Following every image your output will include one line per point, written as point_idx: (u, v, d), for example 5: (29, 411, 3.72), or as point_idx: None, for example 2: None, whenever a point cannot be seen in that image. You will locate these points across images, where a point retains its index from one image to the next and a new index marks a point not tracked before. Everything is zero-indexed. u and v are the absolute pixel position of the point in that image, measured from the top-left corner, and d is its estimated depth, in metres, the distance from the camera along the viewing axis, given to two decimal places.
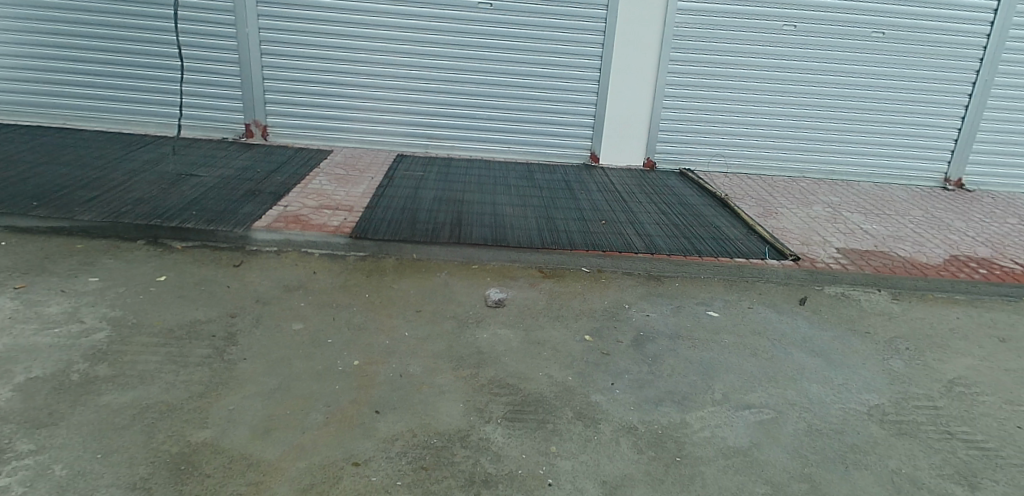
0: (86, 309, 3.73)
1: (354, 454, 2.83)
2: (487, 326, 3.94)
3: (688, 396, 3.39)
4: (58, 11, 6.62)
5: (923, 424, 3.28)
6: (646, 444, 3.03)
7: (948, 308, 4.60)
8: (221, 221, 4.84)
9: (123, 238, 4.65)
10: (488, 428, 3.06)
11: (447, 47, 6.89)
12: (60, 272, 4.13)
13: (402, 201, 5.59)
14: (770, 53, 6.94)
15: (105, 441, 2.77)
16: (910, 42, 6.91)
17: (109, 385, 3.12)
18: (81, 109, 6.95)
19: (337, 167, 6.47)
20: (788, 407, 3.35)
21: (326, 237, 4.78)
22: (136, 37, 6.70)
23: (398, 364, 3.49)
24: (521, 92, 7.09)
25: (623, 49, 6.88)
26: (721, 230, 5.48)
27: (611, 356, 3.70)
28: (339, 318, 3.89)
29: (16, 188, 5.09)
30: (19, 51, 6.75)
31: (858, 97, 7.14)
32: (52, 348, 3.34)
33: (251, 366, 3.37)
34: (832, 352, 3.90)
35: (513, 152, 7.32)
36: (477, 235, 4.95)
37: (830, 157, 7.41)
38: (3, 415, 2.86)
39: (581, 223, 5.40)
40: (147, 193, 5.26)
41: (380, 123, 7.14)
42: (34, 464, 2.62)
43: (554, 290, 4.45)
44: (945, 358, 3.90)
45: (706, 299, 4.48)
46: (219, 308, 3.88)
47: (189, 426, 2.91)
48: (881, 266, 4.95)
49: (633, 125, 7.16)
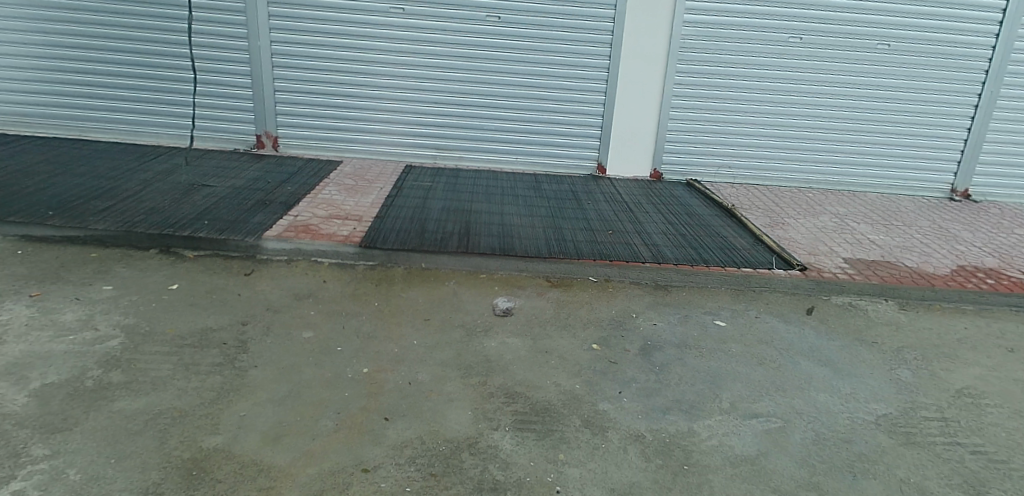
0: (99, 316, 3.79)
1: (363, 461, 2.86)
2: (495, 335, 3.96)
3: (696, 405, 3.40)
4: (73, 24, 6.74)
5: (934, 435, 3.27)
6: (654, 452, 3.04)
7: (956, 319, 4.59)
8: (232, 230, 4.90)
9: (135, 247, 4.71)
10: (497, 435, 3.09)
11: (456, 60, 6.97)
12: (75, 280, 4.19)
13: (411, 211, 5.64)
14: (775, 65, 6.99)
15: (118, 446, 2.81)
16: (915, 54, 6.94)
17: (123, 391, 3.17)
18: (97, 121, 7.06)
19: (347, 178, 6.53)
20: (796, 415, 3.37)
21: (335, 247, 4.82)
22: (149, 50, 6.81)
23: (407, 371, 3.52)
24: (529, 105, 7.16)
25: (630, 61, 6.95)
26: (728, 239, 5.51)
27: (618, 365, 3.72)
28: (349, 326, 3.93)
29: (32, 197, 5.18)
30: (33, 64, 6.87)
31: (863, 109, 7.17)
32: (67, 355, 3.39)
33: (262, 373, 3.40)
34: (840, 361, 3.90)
35: (521, 162, 7.36)
36: (484, 244, 4.99)
37: (837, 168, 7.43)
38: (20, 419, 2.91)
39: (588, 233, 5.44)
40: (160, 203, 5.33)
41: (389, 134, 7.22)
42: (49, 468, 2.66)
43: (561, 299, 4.48)
44: (953, 369, 3.90)
45: (714, 308, 4.49)
46: (230, 316, 3.92)
47: (201, 432, 2.95)
48: (888, 277, 4.96)
49: (639, 137, 7.21)
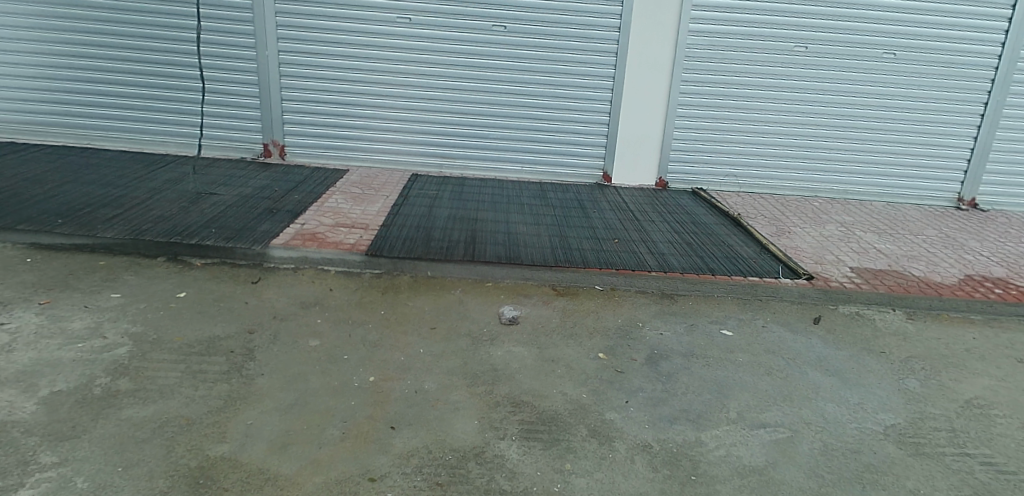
0: (107, 324, 3.80)
1: (370, 470, 2.86)
2: (501, 343, 3.96)
3: (703, 415, 3.39)
4: (84, 35, 6.80)
5: (943, 446, 3.25)
6: (661, 462, 3.03)
7: (964, 329, 4.57)
8: (240, 238, 4.92)
9: (143, 255, 4.74)
10: (503, 444, 3.08)
11: (462, 69, 7.01)
12: (84, 288, 4.20)
13: (417, 219, 5.65)
14: (781, 74, 7.00)
15: (126, 454, 2.81)
16: (921, 63, 6.95)
17: (130, 399, 3.17)
18: (105, 130, 7.11)
19: (353, 186, 6.56)
20: (804, 426, 3.35)
21: (342, 255, 4.84)
22: (158, 60, 6.86)
23: (414, 380, 3.52)
24: (535, 114, 7.18)
25: (635, 70, 6.97)
26: (733, 248, 5.50)
27: (624, 375, 3.71)
28: (355, 335, 3.93)
29: (41, 205, 5.21)
30: (43, 72, 6.93)
31: (868, 118, 7.17)
32: (76, 363, 3.40)
33: (269, 381, 3.41)
34: (847, 371, 3.88)
35: (526, 171, 7.38)
36: (490, 253, 5.00)
37: (842, 176, 7.42)
38: (28, 427, 2.92)
39: (593, 241, 5.45)
40: (168, 211, 5.36)
41: (395, 143, 7.25)
42: (57, 476, 2.67)
43: (567, 307, 4.47)
44: (961, 379, 3.87)
45: (721, 317, 4.48)
46: (237, 325, 3.93)
47: (208, 440, 2.95)
48: (895, 286, 4.95)
49: (645, 146, 7.23)
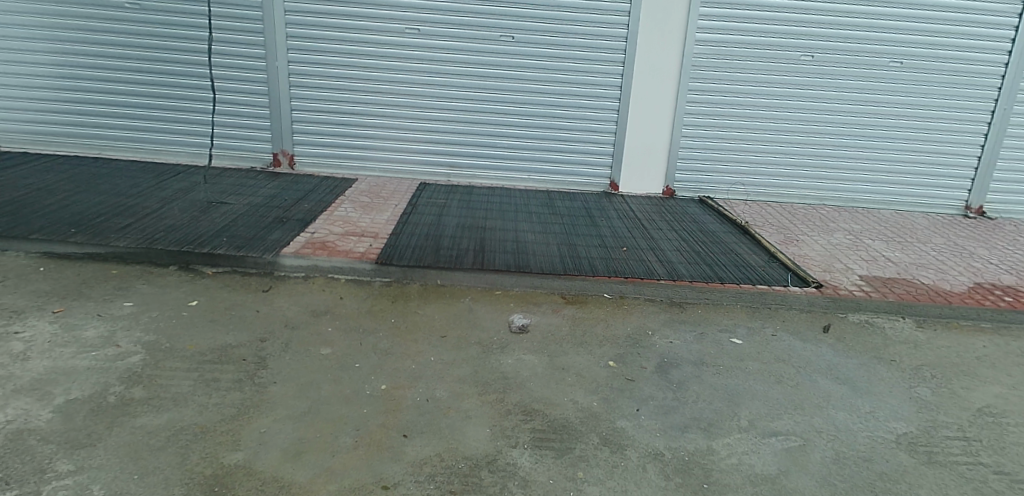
0: (121, 333, 3.82)
1: (383, 477, 2.87)
2: (511, 352, 3.97)
3: (713, 423, 3.39)
4: (96, 46, 6.88)
5: (956, 454, 3.24)
6: (673, 471, 3.04)
7: (976, 337, 4.55)
8: (250, 247, 4.96)
9: (156, 263, 4.78)
10: (516, 452, 3.09)
11: (470, 79, 7.06)
12: (96, 297, 4.23)
13: (426, 228, 5.68)
14: (787, 84, 7.03)
15: (141, 462, 2.83)
16: (928, 72, 6.97)
17: (145, 406, 3.20)
18: (117, 140, 7.18)
19: (362, 195, 6.59)
20: (815, 434, 3.35)
21: (352, 263, 4.87)
22: (169, 71, 6.94)
23: (425, 388, 3.54)
24: (541, 124, 7.22)
25: (642, 79, 7.02)
26: (742, 256, 5.51)
27: (635, 382, 3.72)
28: (366, 343, 3.95)
29: (54, 214, 5.26)
30: (56, 83, 7.00)
31: (876, 126, 7.19)
32: (90, 371, 3.43)
33: (282, 389, 3.43)
34: (858, 379, 3.88)
35: (534, 180, 7.42)
36: (499, 261, 5.04)
37: (849, 184, 7.43)
38: (44, 435, 2.94)
39: (602, 249, 5.47)
40: (180, 220, 5.39)
41: (403, 152, 7.29)
42: (73, 484, 2.69)
43: (576, 315, 4.49)
44: (972, 387, 3.87)
45: (730, 325, 4.49)
46: (249, 333, 3.96)
47: (222, 448, 2.96)
48: (905, 294, 4.95)
49: (652, 155, 7.26)
